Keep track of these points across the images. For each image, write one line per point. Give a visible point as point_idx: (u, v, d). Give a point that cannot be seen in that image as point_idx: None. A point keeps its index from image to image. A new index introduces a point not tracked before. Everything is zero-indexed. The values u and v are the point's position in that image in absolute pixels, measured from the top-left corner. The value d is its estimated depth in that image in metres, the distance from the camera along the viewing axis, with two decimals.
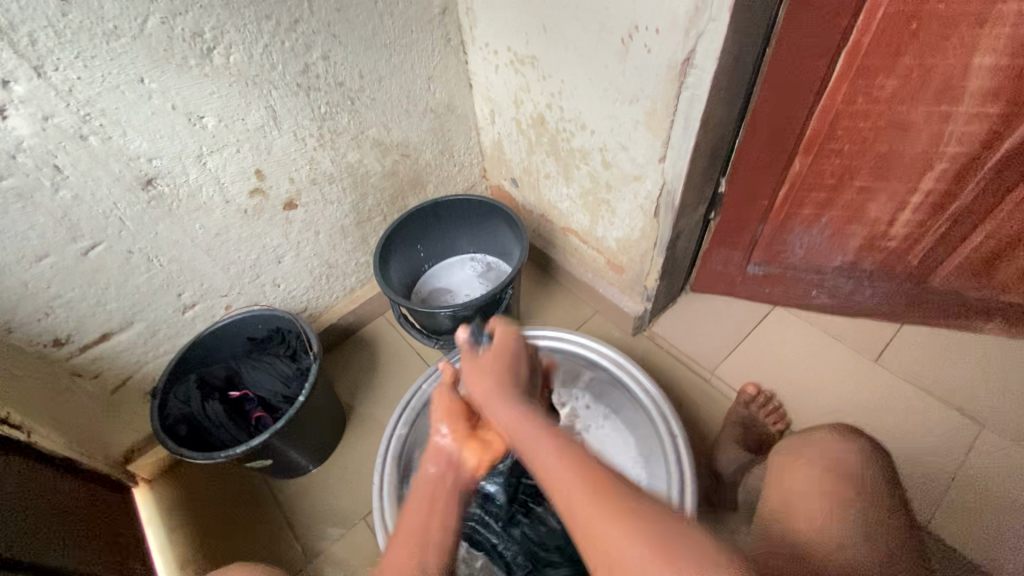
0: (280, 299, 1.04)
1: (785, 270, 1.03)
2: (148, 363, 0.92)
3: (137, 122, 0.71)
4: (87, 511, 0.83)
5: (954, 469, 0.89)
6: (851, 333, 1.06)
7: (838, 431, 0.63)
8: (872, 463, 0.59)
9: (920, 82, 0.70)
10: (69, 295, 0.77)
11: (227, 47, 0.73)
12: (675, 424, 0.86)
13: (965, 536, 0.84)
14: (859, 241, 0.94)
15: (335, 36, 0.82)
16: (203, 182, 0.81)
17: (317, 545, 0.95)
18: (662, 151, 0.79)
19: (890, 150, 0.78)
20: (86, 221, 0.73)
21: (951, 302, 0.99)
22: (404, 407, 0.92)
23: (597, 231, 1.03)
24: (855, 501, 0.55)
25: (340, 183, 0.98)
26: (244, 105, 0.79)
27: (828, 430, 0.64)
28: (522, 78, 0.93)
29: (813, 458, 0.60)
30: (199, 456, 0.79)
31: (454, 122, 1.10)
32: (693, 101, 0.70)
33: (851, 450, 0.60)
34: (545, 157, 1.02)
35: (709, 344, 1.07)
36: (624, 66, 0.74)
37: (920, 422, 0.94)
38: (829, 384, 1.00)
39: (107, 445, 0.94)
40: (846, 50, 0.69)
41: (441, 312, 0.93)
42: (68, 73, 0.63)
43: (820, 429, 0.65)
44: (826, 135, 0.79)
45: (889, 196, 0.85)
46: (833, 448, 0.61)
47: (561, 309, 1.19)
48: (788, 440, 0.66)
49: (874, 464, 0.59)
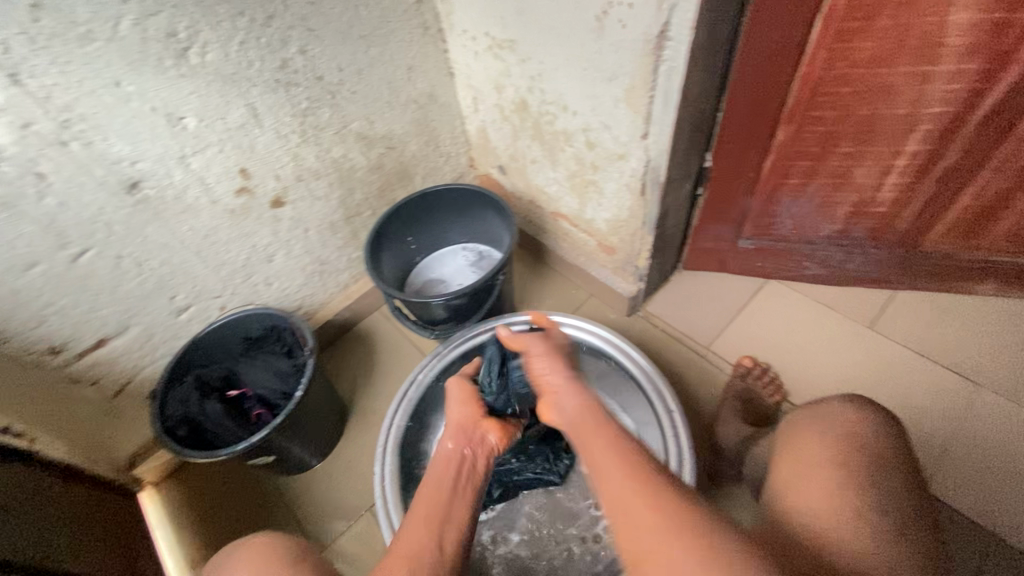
0: (274, 298, 1.04)
1: (776, 242, 1.03)
2: (146, 367, 0.93)
3: (117, 126, 0.71)
4: (93, 515, 0.84)
5: (953, 430, 0.90)
6: (845, 302, 1.06)
7: (848, 401, 0.63)
8: (880, 431, 0.59)
9: (898, 43, 0.69)
10: (62, 302, 0.77)
11: (202, 46, 0.73)
12: (672, 400, 0.86)
13: (964, 495, 0.84)
14: (847, 208, 0.94)
15: (311, 30, 0.82)
16: (188, 184, 0.81)
17: (324, 538, 0.96)
18: (645, 127, 0.78)
19: (873, 114, 0.78)
20: (73, 227, 0.74)
21: (942, 265, 0.99)
22: (402, 397, 0.93)
23: (586, 213, 1.03)
24: (867, 466, 0.55)
25: (327, 179, 0.98)
26: (224, 104, 0.79)
27: (839, 401, 0.63)
28: (502, 63, 0.93)
29: (823, 426, 0.60)
30: (201, 455, 0.80)
31: (438, 112, 1.10)
32: (671, 75, 0.70)
33: (864, 421, 0.60)
34: (530, 142, 1.02)
35: (704, 320, 1.08)
36: (601, 44, 0.74)
37: (917, 386, 0.95)
38: (825, 353, 1.00)
39: (110, 451, 0.94)
40: (821, 15, 0.68)
41: (434, 301, 0.93)
42: (44, 79, 0.63)
43: (830, 398, 0.65)
44: (808, 103, 0.79)
45: (875, 161, 0.85)
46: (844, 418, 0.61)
47: (556, 294, 1.20)
48: (799, 411, 0.66)
49: (886, 433, 0.59)
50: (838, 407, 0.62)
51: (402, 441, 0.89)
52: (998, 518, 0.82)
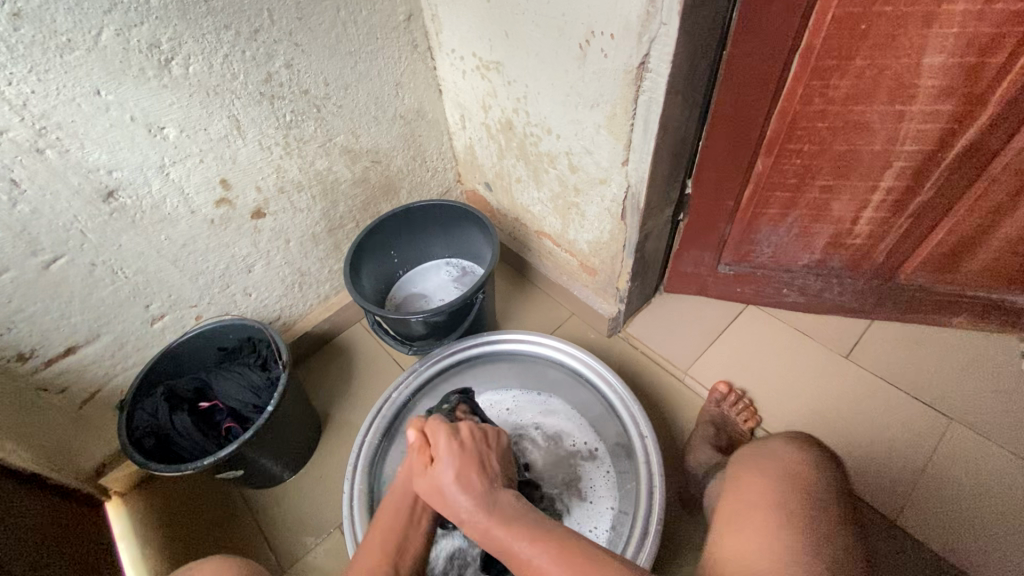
0: (253, 308, 1.04)
1: (755, 269, 1.04)
2: (117, 375, 0.92)
3: (95, 134, 0.71)
4: (57, 525, 0.82)
5: (924, 463, 0.90)
6: (821, 330, 1.07)
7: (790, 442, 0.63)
8: (813, 469, 0.59)
9: (874, 82, 0.70)
10: (32, 309, 0.76)
11: (185, 58, 0.73)
12: (644, 424, 0.86)
13: (934, 530, 0.84)
14: (825, 239, 0.95)
15: (298, 45, 0.82)
16: (166, 193, 0.81)
17: (293, 555, 0.95)
18: (625, 154, 0.79)
19: (849, 150, 0.79)
20: (45, 235, 0.73)
21: (917, 297, 1.01)
22: (375, 415, 0.92)
23: (568, 234, 1.03)
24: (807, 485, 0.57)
25: (310, 191, 0.98)
26: (206, 115, 0.78)
27: (781, 441, 0.64)
28: (488, 83, 0.93)
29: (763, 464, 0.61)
30: (166, 469, 0.79)
31: (425, 128, 1.10)
32: (650, 105, 0.71)
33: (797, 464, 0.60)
34: (515, 161, 1.02)
35: (683, 344, 1.08)
36: (583, 72, 0.75)
37: (888, 416, 0.96)
38: (803, 382, 1.01)
39: (76, 460, 0.93)
40: (799, 53, 0.70)
41: (412, 318, 0.93)
42: (21, 87, 0.63)
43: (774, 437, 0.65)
44: (786, 136, 0.80)
45: (851, 195, 0.86)
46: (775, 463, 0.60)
47: (538, 312, 1.20)
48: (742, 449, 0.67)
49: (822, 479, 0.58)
50: (778, 448, 0.62)
51: (373, 460, 0.89)
52: (966, 553, 0.82)
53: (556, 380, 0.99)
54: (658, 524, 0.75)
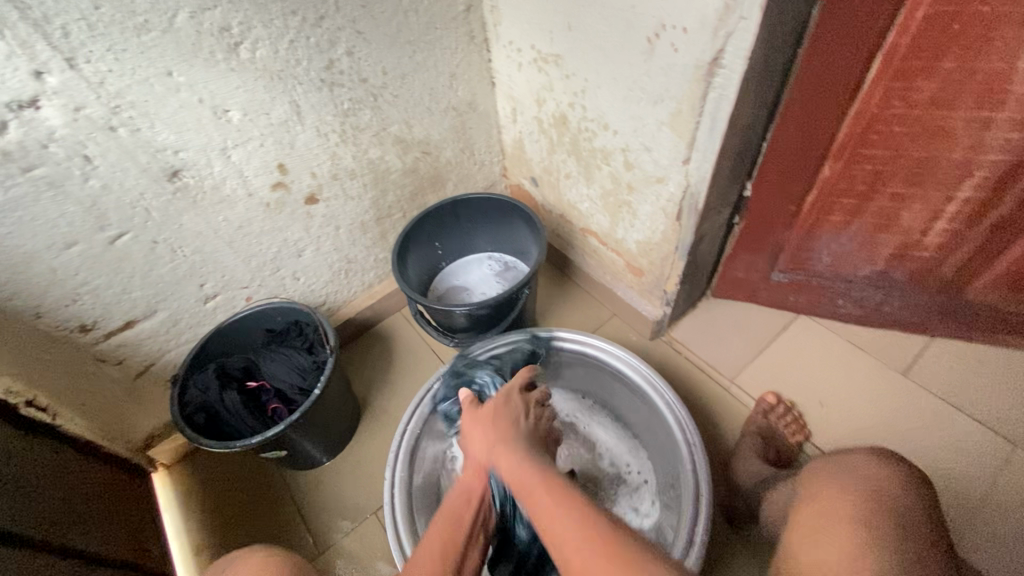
0: (300, 292, 1.05)
1: (811, 278, 1.00)
2: (170, 351, 0.94)
3: (165, 115, 0.72)
4: (109, 493, 0.85)
5: (987, 490, 0.86)
6: (878, 345, 1.03)
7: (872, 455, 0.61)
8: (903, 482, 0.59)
9: (961, 86, 0.66)
10: (96, 282, 0.79)
11: (253, 42, 0.74)
12: (692, 434, 0.83)
13: (995, 561, 0.80)
14: (889, 250, 0.91)
15: (360, 33, 0.83)
16: (227, 175, 0.82)
17: (329, 538, 0.96)
18: (687, 152, 0.77)
19: (927, 156, 0.75)
20: (113, 210, 0.75)
21: (985, 315, 0.95)
22: (417, 405, 0.92)
23: (617, 233, 1.01)
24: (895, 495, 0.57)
25: (362, 179, 0.99)
26: (269, 100, 0.79)
27: (865, 455, 0.62)
28: (545, 77, 0.92)
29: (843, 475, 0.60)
30: (216, 446, 0.80)
31: (475, 120, 1.09)
32: (720, 102, 0.69)
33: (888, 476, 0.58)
34: (566, 157, 1.01)
35: (730, 351, 1.05)
36: (650, 66, 0.73)
37: (948, 437, 0.91)
38: (856, 396, 0.97)
39: (128, 430, 0.96)
40: (881, 53, 0.67)
41: (458, 310, 0.92)
42: (99, 65, 0.64)
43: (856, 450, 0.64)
44: (858, 140, 0.76)
45: (924, 204, 0.82)
46: (865, 469, 0.59)
47: (579, 311, 1.18)
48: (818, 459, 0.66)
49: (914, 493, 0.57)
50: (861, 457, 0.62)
51: (414, 448, 0.89)
52: None
53: (600, 386, 0.99)
54: (701, 538, 0.73)
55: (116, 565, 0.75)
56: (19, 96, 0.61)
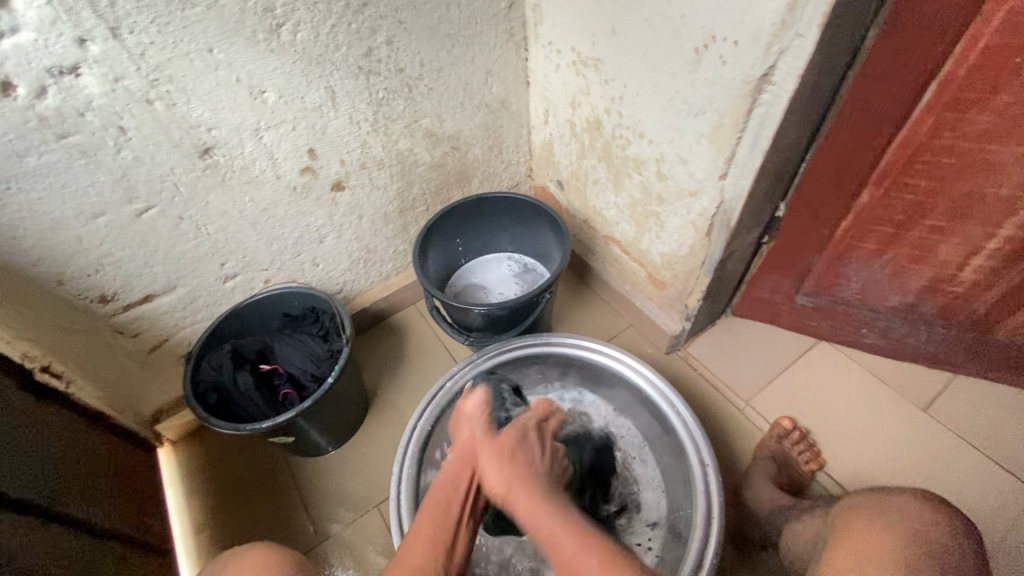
0: (318, 278, 1.05)
1: (836, 304, 0.98)
2: (186, 328, 0.94)
3: (202, 91, 0.72)
4: (117, 466, 0.85)
5: (1004, 535, 0.84)
6: (900, 377, 1.01)
7: (924, 502, 0.62)
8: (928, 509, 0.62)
9: (1016, 123, 0.65)
10: (120, 254, 0.79)
11: (295, 25, 0.73)
12: (706, 452, 0.82)
13: None
14: (921, 282, 0.89)
15: (401, 23, 0.82)
16: (257, 156, 0.82)
17: (328, 527, 0.95)
18: (724, 167, 0.75)
19: (972, 190, 0.73)
20: (143, 183, 0.75)
21: (1015, 356, 0.93)
22: (429, 402, 0.91)
23: (642, 243, 1.00)
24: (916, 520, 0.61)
25: (389, 170, 0.98)
26: (305, 83, 0.79)
27: (911, 500, 0.63)
28: (582, 80, 0.91)
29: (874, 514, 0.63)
30: (227, 427, 0.80)
31: (507, 119, 1.08)
32: (765, 119, 0.67)
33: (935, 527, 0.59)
34: (596, 162, 1.00)
35: (747, 371, 1.03)
36: (694, 77, 0.71)
37: (966, 478, 0.89)
38: (873, 429, 0.95)
39: (138, 404, 0.96)
40: (937, 81, 0.65)
41: (475, 309, 0.91)
42: (142, 37, 0.64)
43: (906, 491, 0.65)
44: (902, 168, 0.75)
45: (963, 238, 0.80)
46: (908, 508, 0.62)
47: (595, 319, 1.17)
48: (860, 494, 0.69)
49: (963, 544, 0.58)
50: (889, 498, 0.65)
51: (424, 445, 0.88)
52: None
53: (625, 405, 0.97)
54: (709, 561, 0.73)
55: (120, 540, 0.76)
56: (60, 63, 0.61)
